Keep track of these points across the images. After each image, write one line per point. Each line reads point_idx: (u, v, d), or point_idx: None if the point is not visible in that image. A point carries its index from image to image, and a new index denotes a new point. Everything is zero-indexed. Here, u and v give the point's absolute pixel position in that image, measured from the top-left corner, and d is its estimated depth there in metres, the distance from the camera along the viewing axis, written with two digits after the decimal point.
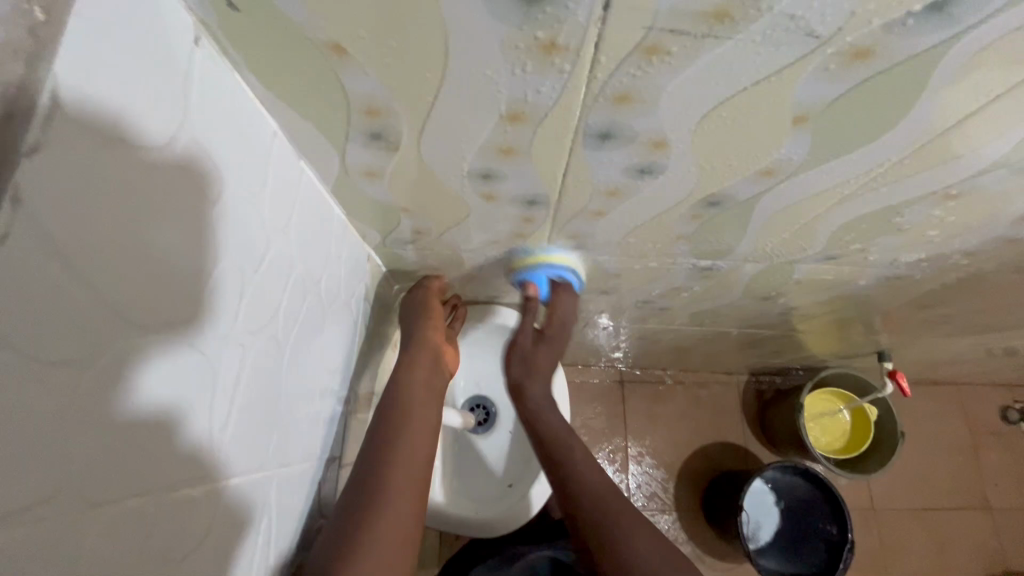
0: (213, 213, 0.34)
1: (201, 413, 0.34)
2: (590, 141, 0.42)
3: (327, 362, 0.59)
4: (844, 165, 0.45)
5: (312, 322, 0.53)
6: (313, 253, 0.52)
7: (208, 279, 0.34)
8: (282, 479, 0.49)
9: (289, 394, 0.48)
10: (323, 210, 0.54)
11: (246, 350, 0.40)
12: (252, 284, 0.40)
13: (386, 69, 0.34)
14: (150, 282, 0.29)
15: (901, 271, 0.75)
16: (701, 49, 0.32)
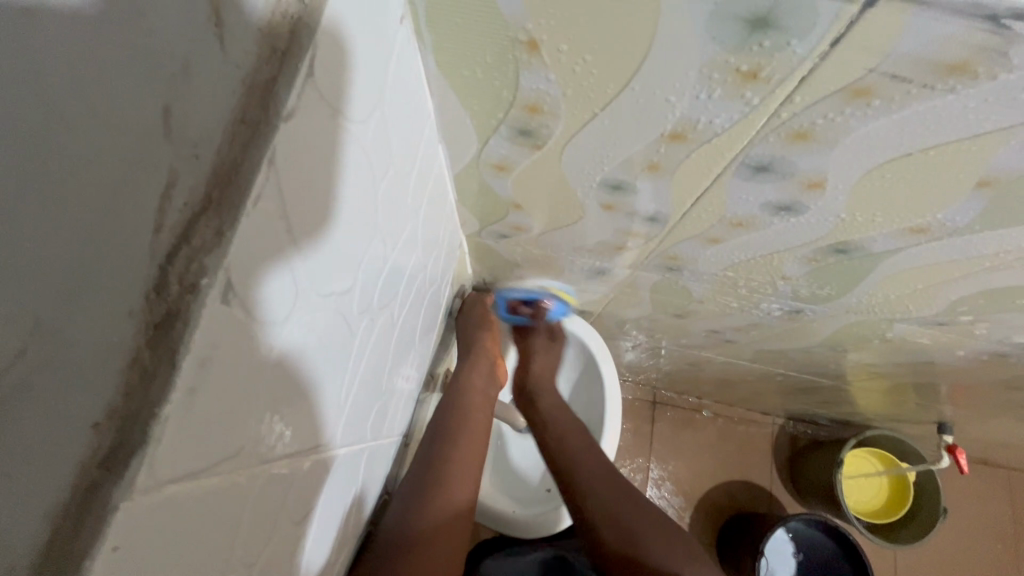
0: (378, 187, 0.35)
1: (336, 381, 0.35)
2: (742, 171, 0.41)
3: (419, 343, 0.59)
4: (1005, 237, 0.42)
5: (416, 303, 0.53)
6: (430, 234, 0.52)
7: (364, 251, 0.35)
8: (371, 452, 0.50)
9: (389, 371, 0.49)
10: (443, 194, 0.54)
11: (373, 324, 0.40)
12: (389, 261, 0.40)
13: (570, 72, 0.34)
14: (332, 251, 0.29)
15: (1004, 351, 0.69)
16: (914, 99, 0.30)
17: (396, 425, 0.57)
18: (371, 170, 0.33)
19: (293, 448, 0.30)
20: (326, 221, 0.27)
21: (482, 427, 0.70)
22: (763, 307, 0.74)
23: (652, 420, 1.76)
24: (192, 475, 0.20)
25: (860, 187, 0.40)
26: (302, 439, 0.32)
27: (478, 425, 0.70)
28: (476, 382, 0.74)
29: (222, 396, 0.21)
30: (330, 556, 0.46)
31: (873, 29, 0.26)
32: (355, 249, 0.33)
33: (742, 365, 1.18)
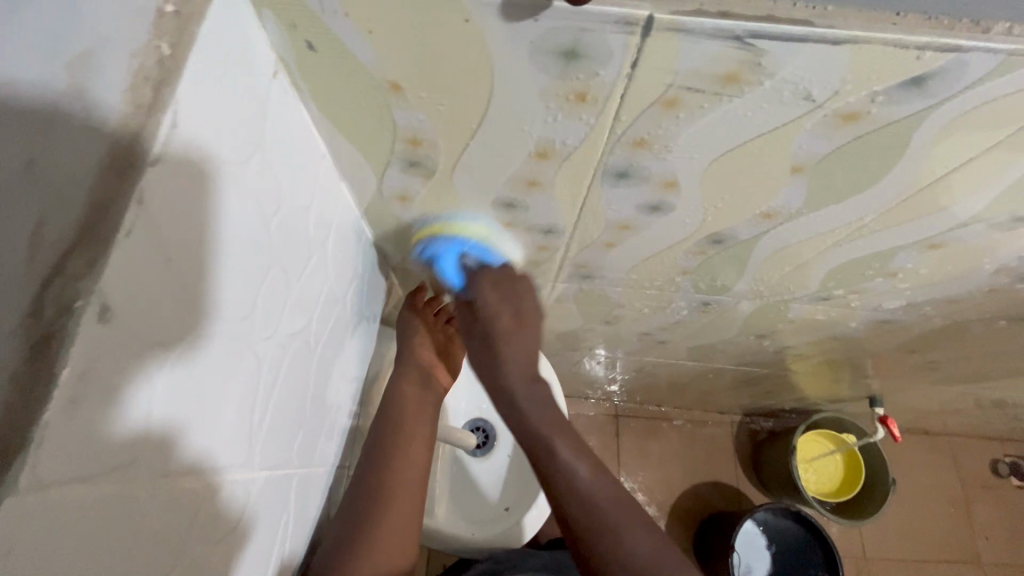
0: (271, 222, 0.38)
1: (246, 404, 0.37)
2: (608, 179, 0.47)
3: (342, 377, 0.61)
4: (835, 212, 0.49)
5: (334, 332, 0.56)
6: (341, 266, 0.55)
7: (263, 283, 0.38)
8: (301, 483, 0.52)
9: (311, 398, 0.51)
10: (351, 228, 0.57)
11: (283, 350, 0.43)
12: (294, 290, 0.43)
13: (436, 107, 0.39)
14: (226, 280, 0.33)
15: (888, 317, 0.77)
16: (712, 104, 0.36)
17: (327, 456, 0.59)
18: (247, 222, 0.35)
19: (203, 467, 0.33)
20: (195, 274, 0.29)
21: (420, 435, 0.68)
22: (677, 304, 0.80)
23: (616, 434, 1.80)
24: (80, 480, 0.23)
25: (705, 182, 0.46)
26: (216, 458, 0.34)
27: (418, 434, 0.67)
28: (415, 403, 0.69)
29: (108, 407, 0.24)
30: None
31: (658, 53, 0.32)
32: (237, 302, 0.34)
33: (684, 364, 1.24)
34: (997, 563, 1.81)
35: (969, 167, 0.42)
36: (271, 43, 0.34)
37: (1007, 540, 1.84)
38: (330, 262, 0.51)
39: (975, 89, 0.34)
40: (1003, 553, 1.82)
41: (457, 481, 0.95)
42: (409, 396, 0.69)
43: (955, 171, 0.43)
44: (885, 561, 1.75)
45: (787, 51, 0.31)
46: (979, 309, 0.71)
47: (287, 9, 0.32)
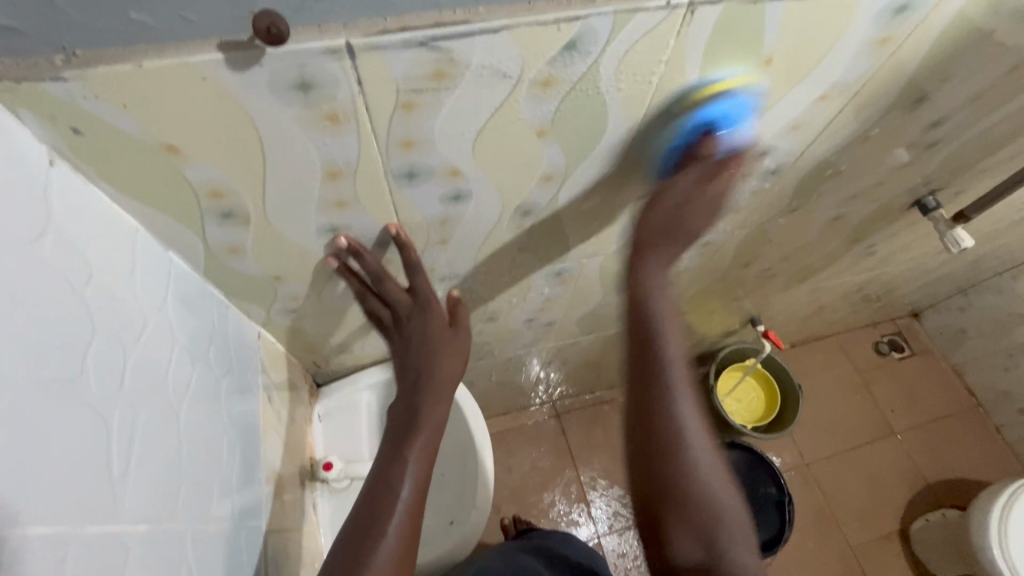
0: (82, 294, 0.43)
1: (76, 459, 0.40)
2: (401, 182, 0.55)
3: (227, 440, 0.64)
4: (594, 161, 0.60)
5: (202, 390, 0.59)
6: (196, 328, 0.59)
7: (79, 347, 0.42)
8: (195, 537, 0.54)
9: (184, 452, 0.54)
10: (196, 294, 0.60)
11: (127, 407, 0.46)
12: (130, 352, 0.47)
13: (218, 160, 0.45)
14: (21, 349, 0.36)
15: (704, 239, 0.92)
16: (439, 98, 0.45)
17: (224, 515, 0.60)
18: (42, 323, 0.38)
19: (27, 519, 0.35)
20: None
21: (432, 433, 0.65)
22: (537, 281, 0.90)
23: (563, 431, 1.93)
24: None
25: (480, 163, 0.55)
26: (44, 510, 0.37)
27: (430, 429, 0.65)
28: (419, 446, 0.64)
29: None
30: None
31: (370, 69, 0.41)
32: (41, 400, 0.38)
33: (585, 340, 1.35)
34: (909, 428, 2.07)
35: (661, 103, 0.55)
36: (37, 135, 0.40)
37: (909, 406, 2.11)
38: (171, 336, 0.54)
39: (615, 44, 0.46)
40: (911, 418, 2.08)
41: None
42: (419, 439, 0.65)
43: (653, 108, 0.55)
44: (822, 460, 1.98)
45: (463, 46, 0.41)
46: (762, 211, 0.87)
47: (41, 103, 0.37)
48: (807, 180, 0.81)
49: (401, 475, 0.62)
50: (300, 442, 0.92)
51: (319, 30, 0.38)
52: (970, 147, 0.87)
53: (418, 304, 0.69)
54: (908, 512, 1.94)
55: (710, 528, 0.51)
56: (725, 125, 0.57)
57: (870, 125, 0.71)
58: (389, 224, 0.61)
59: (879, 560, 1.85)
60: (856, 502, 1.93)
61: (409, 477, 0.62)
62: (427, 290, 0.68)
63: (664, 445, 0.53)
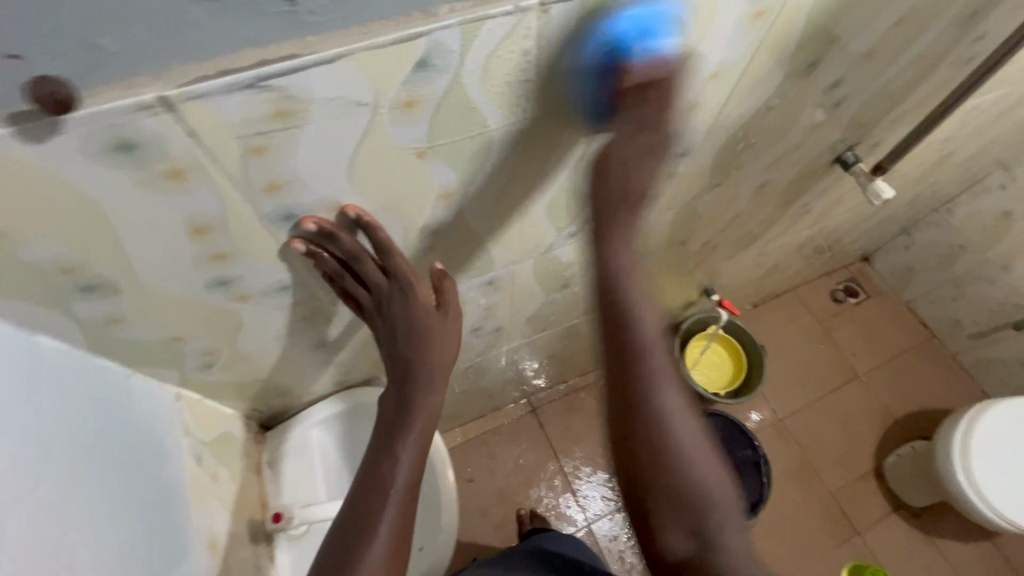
0: None
1: None
2: (282, 224, 0.51)
3: (122, 533, 0.58)
4: (491, 172, 0.58)
5: (83, 480, 0.55)
6: (70, 414, 0.55)
7: None
8: None
9: (59, 553, 0.50)
10: (61, 380, 0.55)
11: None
12: None
13: (55, 235, 0.41)
14: None
15: (633, 226, 0.90)
16: (292, 137, 0.42)
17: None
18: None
19: None
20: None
21: (423, 428, 0.64)
22: (470, 294, 0.87)
23: (541, 425, 1.93)
24: None
25: (363, 192, 0.52)
26: None
27: (421, 427, 0.64)
28: (412, 439, 0.64)
29: None
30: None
31: (200, 120, 0.37)
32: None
33: (541, 336, 1.34)
34: (873, 370, 2.13)
35: (545, 105, 0.52)
36: None
37: (871, 349, 2.17)
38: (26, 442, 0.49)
39: (472, 55, 0.43)
40: (873, 360, 2.14)
41: None
42: (413, 434, 0.64)
43: (538, 112, 0.53)
44: (795, 414, 2.02)
45: (300, 82, 0.38)
46: (684, 192, 0.86)
47: None
48: (722, 155, 0.80)
49: (396, 472, 0.62)
50: (248, 494, 0.88)
51: (125, 86, 0.34)
52: (877, 101, 0.88)
53: (398, 285, 0.61)
54: (880, 450, 2.00)
55: (702, 518, 0.50)
56: (636, 42, 0.47)
57: (770, 94, 0.70)
58: (349, 207, 0.53)
59: (858, 501, 1.91)
60: (831, 449, 1.98)
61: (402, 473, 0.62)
62: (407, 273, 0.60)
63: (657, 454, 0.51)
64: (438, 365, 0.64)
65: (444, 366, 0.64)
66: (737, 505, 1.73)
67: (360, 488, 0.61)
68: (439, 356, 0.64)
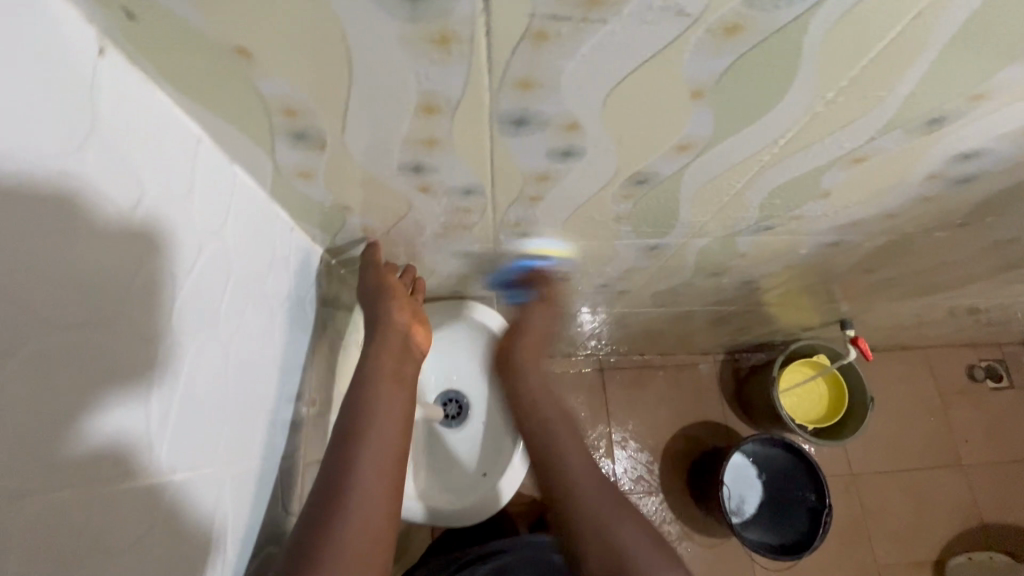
0: (133, 223, 0.37)
1: (118, 420, 0.36)
2: (508, 128, 0.44)
3: (269, 373, 0.60)
4: (748, 137, 0.48)
5: (256, 325, 0.56)
6: (254, 254, 0.54)
7: (130, 287, 0.37)
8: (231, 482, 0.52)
9: (230, 392, 0.51)
10: (252, 214, 0.53)
11: (179, 347, 0.42)
12: (180, 290, 0.43)
13: (297, 71, 0.36)
14: (64, 288, 0.32)
15: (834, 239, 0.77)
16: (584, 31, 0.34)
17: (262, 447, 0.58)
18: (49, 248, 0.31)
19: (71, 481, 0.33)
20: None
21: (393, 379, 0.70)
22: (626, 251, 0.80)
23: (603, 387, 1.90)
24: None
25: (610, 116, 0.44)
26: (79, 470, 0.34)
27: (386, 379, 0.70)
28: (379, 391, 0.69)
29: None
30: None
31: None
32: (63, 338, 0.32)
33: (654, 310, 1.26)
34: (979, 463, 1.88)
35: (869, 77, 0.41)
36: (83, 14, 0.32)
37: (986, 440, 1.91)
38: (222, 275, 0.48)
39: None
40: (984, 453, 1.89)
41: (434, 454, 0.99)
42: (382, 393, 0.69)
43: (854, 83, 0.41)
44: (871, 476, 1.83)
45: None
46: (921, 220, 0.71)
47: None
48: (1004, 194, 0.64)
49: (375, 418, 0.66)
50: None
51: None
52: None
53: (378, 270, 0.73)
54: (951, 547, 1.79)
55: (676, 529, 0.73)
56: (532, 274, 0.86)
57: None
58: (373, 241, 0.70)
59: None
60: (897, 523, 1.80)
61: (381, 422, 0.67)
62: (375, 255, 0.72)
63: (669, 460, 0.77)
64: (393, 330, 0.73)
65: (403, 337, 0.73)
66: (773, 538, 1.65)
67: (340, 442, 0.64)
68: (401, 322, 0.73)
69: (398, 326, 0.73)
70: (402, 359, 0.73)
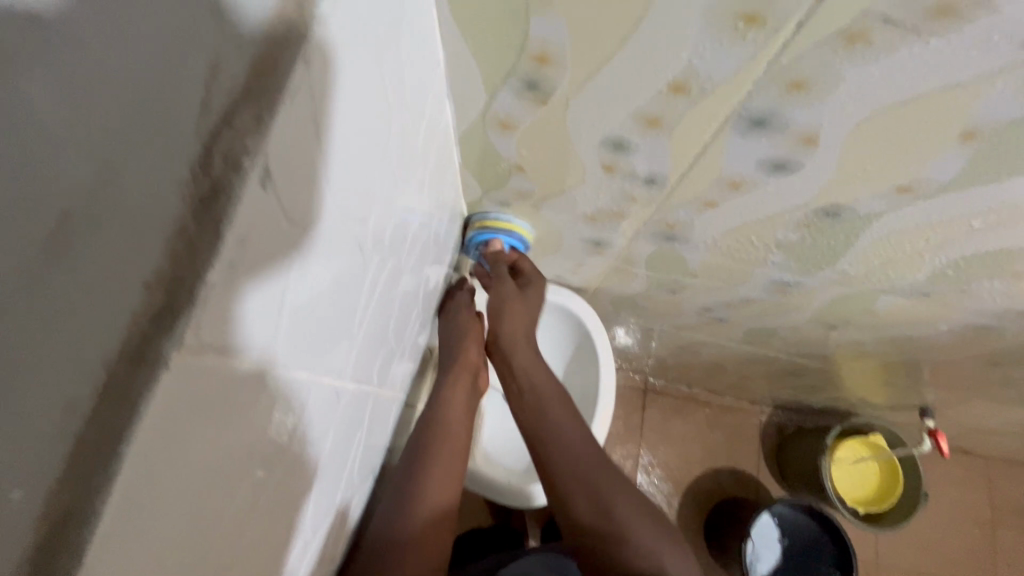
0: (389, 133, 0.37)
1: (342, 321, 0.37)
2: (741, 126, 0.43)
3: (412, 319, 0.62)
4: (987, 194, 0.44)
5: (418, 264, 0.57)
6: (435, 193, 0.55)
7: (374, 194, 0.38)
8: (373, 406, 0.53)
9: (393, 321, 0.52)
10: (443, 152, 0.54)
11: (382, 265, 0.43)
12: (394, 211, 0.43)
13: (579, 19, 0.36)
14: (350, 181, 0.32)
15: (986, 321, 0.72)
16: (903, 44, 0.32)
17: (394, 385, 0.60)
18: (354, 139, 0.31)
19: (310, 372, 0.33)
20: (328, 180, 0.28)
21: (462, 408, 0.75)
22: (755, 281, 0.77)
23: (643, 409, 1.85)
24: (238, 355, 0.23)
25: (853, 141, 0.42)
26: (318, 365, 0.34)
27: (456, 404, 0.75)
28: (451, 419, 0.74)
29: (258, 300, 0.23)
30: (321, 554, 0.50)
31: None
32: (340, 230, 0.32)
33: (734, 345, 1.22)
34: None
35: None
36: None
37: None
38: (416, 214, 0.50)
39: None
40: None
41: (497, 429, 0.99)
42: (453, 425, 0.74)
43: None
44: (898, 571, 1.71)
45: None
46: None
47: None
48: None
49: (446, 444, 0.71)
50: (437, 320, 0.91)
51: None
52: None
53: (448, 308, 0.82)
54: None
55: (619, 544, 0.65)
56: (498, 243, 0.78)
57: None
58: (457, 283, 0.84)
59: None
60: None
61: (450, 448, 0.71)
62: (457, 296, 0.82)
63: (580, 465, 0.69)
64: (466, 368, 0.76)
65: (472, 376, 0.77)
66: None
67: (415, 458, 0.70)
68: (478, 363, 0.78)
69: (470, 363, 0.77)
70: (473, 392, 0.77)
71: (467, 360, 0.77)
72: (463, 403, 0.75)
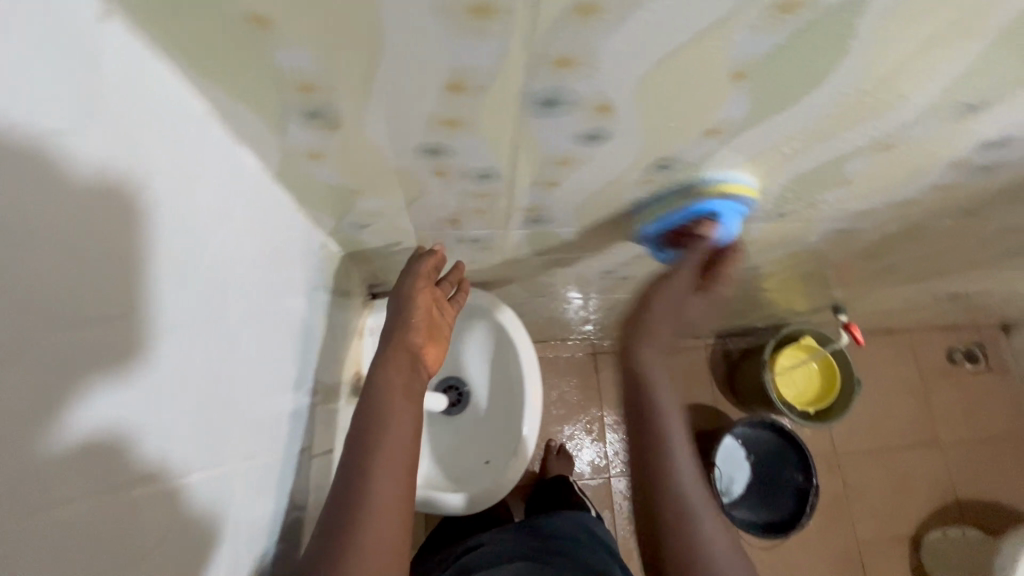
0: (123, 209, 0.35)
1: (118, 412, 0.36)
2: (536, 109, 0.42)
3: (277, 371, 0.60)
4: (786, 120, 0.46)
5: (262, 317, 0.55)
6: (259, 241, 0.53)
7: (124, 276, 0.36)
8: (233, 475, 0.51)
9: (237, 382, 0.51)
10: (257, 198, 0.51)
11: (181, 340, 0.41)
12: (182, 281, 0.41)
13: (317, 45, 0.34)
14: (53, 278, 0.31)
15: (845, 225, 0.76)
16: (633, 8, 0.32)
17: (268, 443, 0.58)
18: (42, 235, 0.29)
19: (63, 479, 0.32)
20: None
21: (402, 389, 0.71)
22: (636, 238, 0.78)
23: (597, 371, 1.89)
24: None
25: (643, 102, 0.42)
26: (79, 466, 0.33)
27: (397, 385, 0.71)
28: (393, 407, 0.69)
29: None
30: None
31: None
32: (54, 330, 0.31)
33: None
34: (958, 441, 1.90)
35: (906, 67, 0.40)
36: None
37: (965, 418, 1.92)
38: (231, 264, 0.47)
39: None
40: (963, 431, 1.91)
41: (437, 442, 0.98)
42: (392, 412, 0.69)
43: (891, 73, 0.40)
44: (854, 455, 1.84)
45: None
46: (931, 207, 0.70)
47: None
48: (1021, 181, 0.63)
49: (385, 436, 0.67)
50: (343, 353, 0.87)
51: None
52: None
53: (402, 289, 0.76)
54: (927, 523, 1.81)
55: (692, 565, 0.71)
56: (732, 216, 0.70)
57: None
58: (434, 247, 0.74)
59: (882, 558, 1.76)
60: (877, 503, 1.81)
61: (393, 433, 0.67)
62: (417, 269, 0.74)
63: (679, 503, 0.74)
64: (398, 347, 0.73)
65: (413, 357, 0.74)
66: (758, 516, 1.68)
67: (357, 458, 0.66)
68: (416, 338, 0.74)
69: (404, 339, 0.73)
70: (412, 375, 0.73)
71: (400, 338, 0.73)
72: (400, 382, 0.71)
